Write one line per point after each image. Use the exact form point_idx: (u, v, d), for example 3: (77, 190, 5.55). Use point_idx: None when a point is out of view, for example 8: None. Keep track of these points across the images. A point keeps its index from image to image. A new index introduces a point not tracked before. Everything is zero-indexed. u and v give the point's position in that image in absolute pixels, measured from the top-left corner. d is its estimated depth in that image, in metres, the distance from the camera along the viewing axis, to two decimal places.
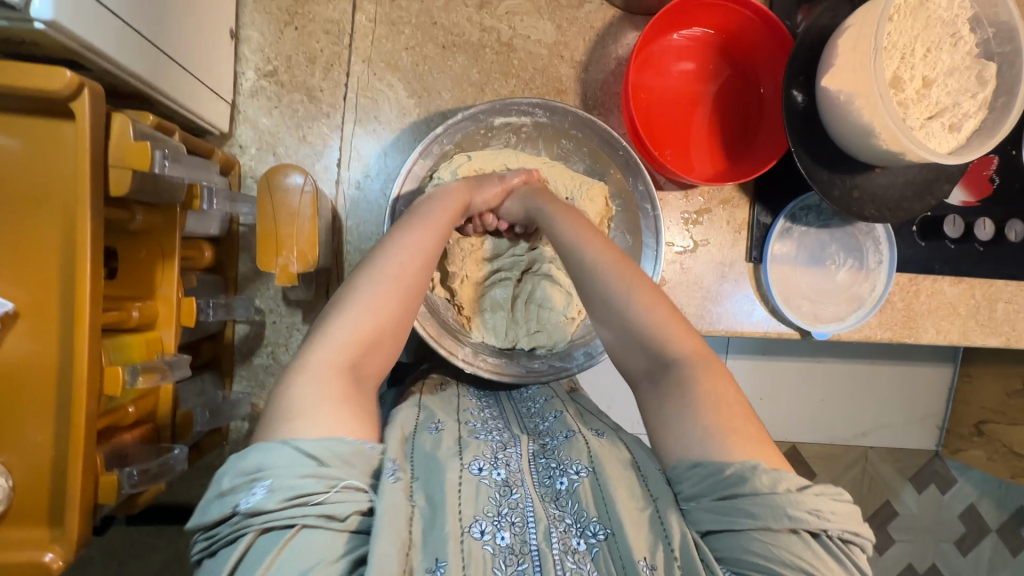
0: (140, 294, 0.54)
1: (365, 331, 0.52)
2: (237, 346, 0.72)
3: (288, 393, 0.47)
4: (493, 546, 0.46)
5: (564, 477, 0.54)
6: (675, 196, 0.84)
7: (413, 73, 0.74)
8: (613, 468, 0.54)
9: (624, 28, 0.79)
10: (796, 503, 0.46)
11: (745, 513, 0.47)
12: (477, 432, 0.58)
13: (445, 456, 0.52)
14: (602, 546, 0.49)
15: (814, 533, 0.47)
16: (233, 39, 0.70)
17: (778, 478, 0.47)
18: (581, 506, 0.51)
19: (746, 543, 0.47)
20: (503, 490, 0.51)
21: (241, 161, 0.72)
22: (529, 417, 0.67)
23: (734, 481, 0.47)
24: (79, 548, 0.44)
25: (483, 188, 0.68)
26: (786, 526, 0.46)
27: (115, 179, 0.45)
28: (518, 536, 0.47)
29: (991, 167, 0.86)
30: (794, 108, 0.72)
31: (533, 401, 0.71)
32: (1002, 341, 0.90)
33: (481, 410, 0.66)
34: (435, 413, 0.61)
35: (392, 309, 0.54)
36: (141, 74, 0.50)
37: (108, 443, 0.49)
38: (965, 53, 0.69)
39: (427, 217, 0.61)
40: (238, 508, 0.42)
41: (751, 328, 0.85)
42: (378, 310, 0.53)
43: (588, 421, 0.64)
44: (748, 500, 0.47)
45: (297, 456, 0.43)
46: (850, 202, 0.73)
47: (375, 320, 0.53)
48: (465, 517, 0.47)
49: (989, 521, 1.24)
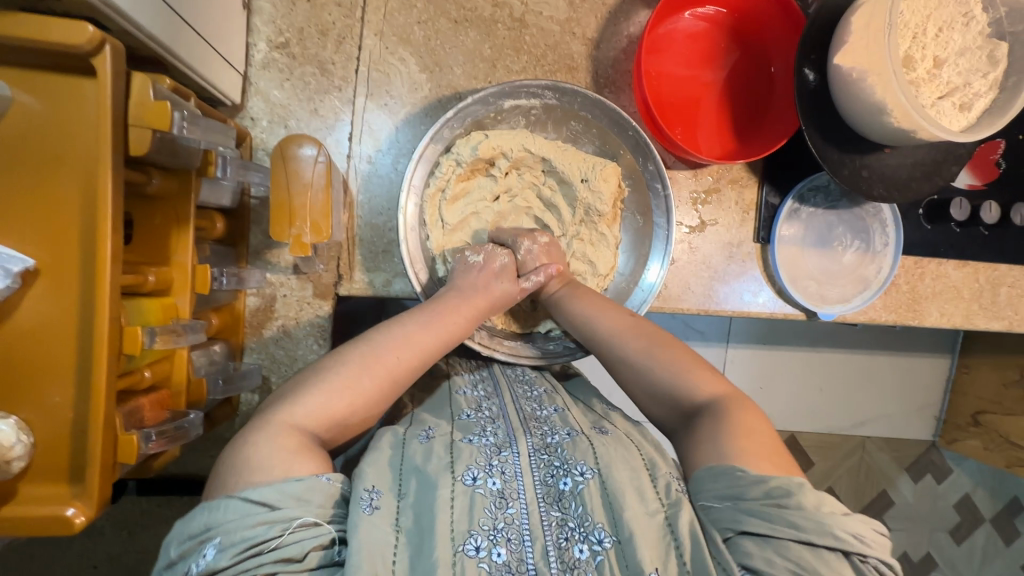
0: (154, 260, 0.54)
1: (331, 408, 0.55)
2: (248, 319, 0.72)
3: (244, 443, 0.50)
4: (488, 563, 0.48)
5: (568, 478, 0.55)
6: (684, 175, 0.84)
7: (425, 48, 0.74)
8: (620, 470, 0.55)
9: (636, 6, 0.79)
10: (842, 524, 0.48)
11: (788, 523, 0.48)
12: (470, 434, 0.59)
13: (437, 471, 0.54)
14: (608, 553, 0.50)
15: (857, 559, 0.47)
16: (244, 10, 0.69)
17: (822, 500, 0.49)
18: (586, 510, 0.52)
19: (781, 550, 0.47)
20: (498, 501, 0.52)
21: (253, 133, 0.72)
22: (526, 401, 0.67)
23: (781, 493, 0.49)
24: (100, 505, 0.44)
25: (505, 297, 0.70)
26: (828, 544, 0.47)
27: (135, 139, 0.44)
28: (514, 553, 0.49)
29: (998, 152, 0.87)
30: (806, 87, 0.72)
31: (530, 386, 0.71)
32: (1005, 325, 0.91)
33: (474, 389, 0.70)
34: (425, 420, 0.63)
35: (369, 392, 0.57)
36: (158, 37, 0.50)
37: (125, 406, 0.49)
38: (976, 33, 0.70)
39: (442, 310, 0.64)
40: (191, 570, 0.44)
41: (757, 309, 0.86)
42: (351, 394, 0.56)
43: (586, 416, 0.66)
44: (794, 513, 0.48)
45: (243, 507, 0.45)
46: (859, 181, 0.74)
47: (347, 399, 0.56)
48: (459, 534, 0.49)
49: (984, 510, 1.26)
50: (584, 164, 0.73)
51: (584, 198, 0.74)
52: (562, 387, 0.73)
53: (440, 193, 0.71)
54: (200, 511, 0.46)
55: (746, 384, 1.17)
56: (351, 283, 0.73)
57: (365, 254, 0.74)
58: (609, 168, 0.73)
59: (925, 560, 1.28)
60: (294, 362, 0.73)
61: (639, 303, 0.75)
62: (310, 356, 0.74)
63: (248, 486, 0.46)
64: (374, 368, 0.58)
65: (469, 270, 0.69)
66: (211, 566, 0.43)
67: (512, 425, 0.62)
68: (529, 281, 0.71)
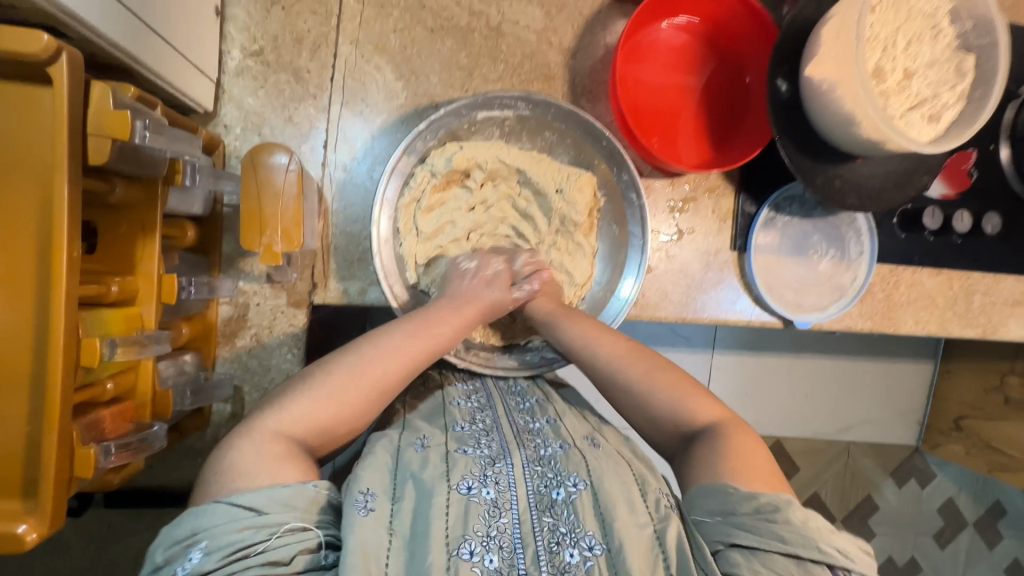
0: (119, 270, 0.53)
1: (319, 419, 0.55)
2: (221, 328, 0.71)
3: (230, 449, 0.51)
4: (482, 568, 0.48)
5: (560, 489, 0.55)
6: (661, 184, 0.84)
7: (400, 56, 0.74)
8: (612, 482, 0.56)
9: (612, 16, 0.80)
10: (827, 539, 0.49)
11: (776, 537, 0.49)
12: (465, 445, 0.59)
13: (434, 479, 0.54)
14: (598, 559, 0.50)
15: (838, 570, 0.49)
16: (218, 17, 0.69)
17: (809, 516, 0.51)
18: (578, 518, 0.52)
19: (768, 565, 0.48)
20: (492, 510, 0.52)
21: (226, 141, 0.71)
22: (519, 413, 0.67)
23: (770, 509, 0.51)
24: (55, 522, 0.43)
25: (496, 305, 0.71)
26: (813, 557, 0.49)
27: (94, 149, 0.44)
28: (506, 560, 0.49)
29: (970, 161, 0.88)
30: (779, 98, 0.73)
31: (523, 397, 0.71)
32: (979, 332, 0.92)
33: (467, 400, 0.68)
34: (420, 428, 0.62)
35: (355, 402, 0.57)
36: (122, 44, 0.50)
37: (84, 420, 0.48)
38: (944, 45, 0.71)
39: (429, 322, 0.64)
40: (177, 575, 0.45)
41: (735, 316, 0.86)
42: (339, 402, 0.56)
43: (580, 426, 0.67)
44: (782, 527, 0.50)
45: (232, 511, 0.46)
46: (832, 190, 0.74)
47: (335, 408, 0.55)
48: (453, 539, 0.49)
49: (966, 514, 1.27)
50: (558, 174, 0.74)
51: (559, 209, 0.74)
52: (555, 396, 0.73)
53: (415, 203, 0.71)
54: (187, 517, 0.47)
55: (730, 391, 1.17)
56: (326, 291, 0.73)
57: (340, 263, 0.73)
58: (585, 178, 0.74)
59: (909, 565, 1.28)
60: (267, 372, 0.73)
61: (615, 314, 0.76)
62: (284, 366, 0.73)
63: (237, 491, 0.47)
64: (360, 379, 0.57)
65: (463, 279, 0.70)
66: (198, 568, 0.44)
67: (507, 434, 0.62)
68: (521, 291, 0.73)
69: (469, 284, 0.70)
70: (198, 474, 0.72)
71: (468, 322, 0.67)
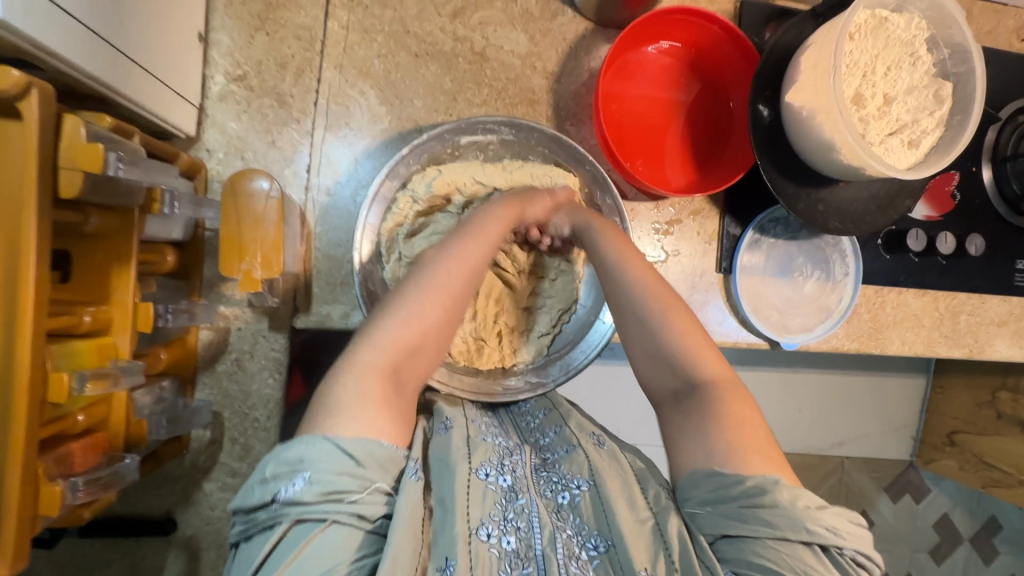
0: (94, 299, 0.53)
1: (405, 338, 0.57)
2: (201, 353, 0.70)
3: (336, 387, 0.53)
4: (499, 549, 0.50)
5: (566, 492, 0.58)
6: (645, 206, 0.84)
7: (385, 81, 0.74)
8: (612, 480, 0.57)
9: (596, 41, 0.80)
10: (814, 518, 0.50)
11: (764, 523, 0.50)
12: (485, 435, 0.62)
13: (457, 458, 0.56)
14: (603, 557, 0.52)
15: (830, 549, 0.50)
16: (201, 43, 0.69)
17: (799, 494, 0.51)
18: (582, 520, 0.55)
19: (759, 551, 0.50)
20: (508, 496, 0.55)
21: (208, 165, 0.71)
22: (529, 431, 0.70)
23: (757, 492, 0.51)
24: (16, 561, 0.42)
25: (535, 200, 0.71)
26: (803, 538, 0.49)
27: (66, 181, 0.44)
28: (523, 541, 0.51)
29: (953, 183, 0.89)
30: (760, 123, 0.74)
31: (532, 415, 0.73)
32: (965, 352, 0.92)
33: (482, 421, 0.67)
34: (444, 411, 0.64)
35: (436, 318, 0.60)
36: (96, 75, 0.50)
37: (52, 454, 0.47)
38: (922, 72, 0.72)
39: (482, 225, 0.65)
40: (276, 495, 0.47)
41: (721, 337, 0.86)
42: (420, 319, 0.59)
43: (586, 425, 0.66)
44: (768, 511, 0.50)
45: (339, 452, 0.48)
46: (814, 215, 0.75)
47: (417, 326, 0.58)
48: (474, 519, 0.51)
49: (962, 531, 1.25)
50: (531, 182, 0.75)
51: None
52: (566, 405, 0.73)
53: (398, 228, 0.71)
54: (297, 443, 0.49)
55: None
56: (309, 314, 0.72)
57: (322, 286, 0.73)
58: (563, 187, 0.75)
59: None
60: (248, 397, 0.72)
61: (598, 340, 0.75)
62: (264, 391, 0.72)
63: (342, 433, 0.50)
64: (436, 290, 0.60)
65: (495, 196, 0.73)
66: (297, 497, 0.46)
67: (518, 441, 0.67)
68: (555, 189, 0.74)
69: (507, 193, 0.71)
70: (176, 502, 0.71)
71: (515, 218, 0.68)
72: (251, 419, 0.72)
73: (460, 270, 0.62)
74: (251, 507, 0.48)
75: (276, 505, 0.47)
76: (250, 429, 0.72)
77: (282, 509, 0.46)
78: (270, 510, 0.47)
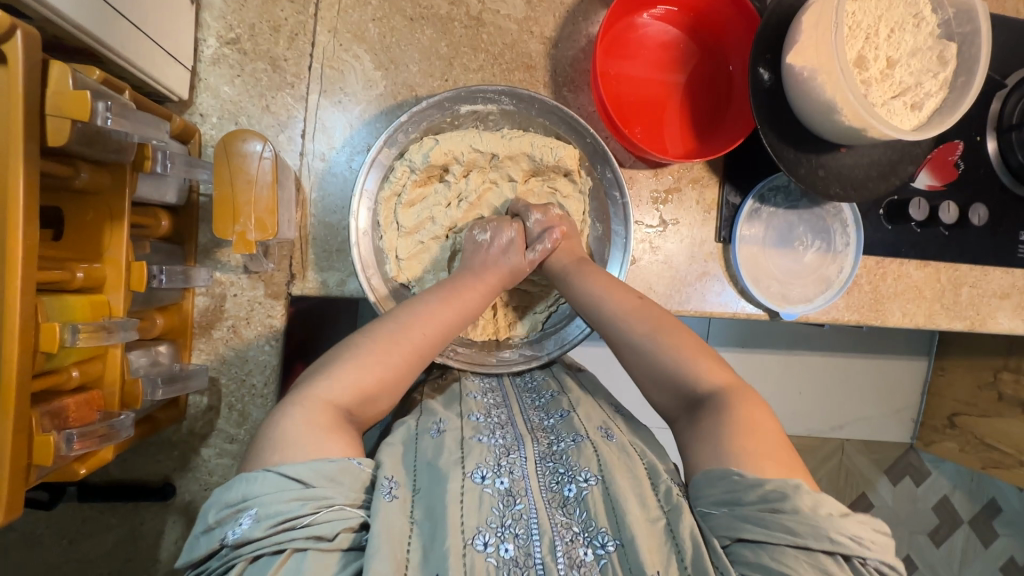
0: (87, 257, 0.53)
1: (364, 386, 0.58)
2: (197, 319, 0.70)
3: (281, 417, 0.54)
4: (495, 558, 0.49)
5: (572, 484, 0.56)
6: (645, 175, 0.83)
7: (379, 45, 0.73)
8: (622, 477, 0.56)
9: (594, 6, 0.79)
10: (837, 527, 0.48)
11: (783, 529, 0.48)
12: (480, 435, 0.61)
13: (448, 466, 0.56)
14: (612, 556, 0.51)
15: (854, 560, 0.48)
16: (193, 5, 0.68)
17: (820, 502, 0.49)
18: (590, 516, 0.53)
19: (777, 556, 0.48)
20: (506, 500, 0.54)
21: (202, 129, 0.70)
22: (533, 410, 0.69)
23: (777, 497, 0.49)
24: (11, 511, 0.43)
25: (515, 270, 0.72)
26: (826, 548, 0.47)
27: (54, 129, 0.44)
28: (522, 548, 0.51)
29: (957, 152, 0.87)
30: (761, 86, 0.72)
31: (538, 393, 0.72)
32: (966, 325, 0.92)
33: (483, 393, 0.70)
34: (436, 413, 0.65)
35: (395, 368, 0.60)
36: (85, 26, 0.49)
37: (47, 406, 0.48)
38: (927, 33, 0.71)
39: (454, 288, 0.67)
40: (225, 540, 0.47)
41: (720, 309, 0.85)
42: (381, 368, 0.59)
43: (593, 415, 0.66)
44: (789, 517, 0.48)
45: (281, 482, 0.48)
46: (816, 181, 0.74)
47: (377, 374, 0.59)
48: (468, 529, 0.51)
49: (962, 513, 1.25)
50: (531, 151, 0.72)
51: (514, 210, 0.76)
52: (569, 384, 0.72)
53: (396, 198, 0.71)
54: (238, 483, 0.49)
55: None
56: (304, 282, 0.72)
57: (319, 253, 0.73)
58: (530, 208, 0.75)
59: (904, 563, 1.28)
60: (245, 364, 0.72)
61: None
62: (261, 357, 0.72)
63: (284, 462, 0.49)
64: (400, 343, 0.61)
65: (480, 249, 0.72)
66: (245, 536, 0.46)
67: (519, 430, 0.64)
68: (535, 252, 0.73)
69: (488, 252, 0.71)
70: (174, 468, 0.72)
71: (491, 287, 0.70)
72: (248, 386, 0.72)
73: (428, 329, 0.63)
74: (202, 557, 0.48)
75: (228, 549, 0.47)
76: (247, 397, 0.72)
77: (234, 551, 0.46)
78: (223, 556, 0.47)
